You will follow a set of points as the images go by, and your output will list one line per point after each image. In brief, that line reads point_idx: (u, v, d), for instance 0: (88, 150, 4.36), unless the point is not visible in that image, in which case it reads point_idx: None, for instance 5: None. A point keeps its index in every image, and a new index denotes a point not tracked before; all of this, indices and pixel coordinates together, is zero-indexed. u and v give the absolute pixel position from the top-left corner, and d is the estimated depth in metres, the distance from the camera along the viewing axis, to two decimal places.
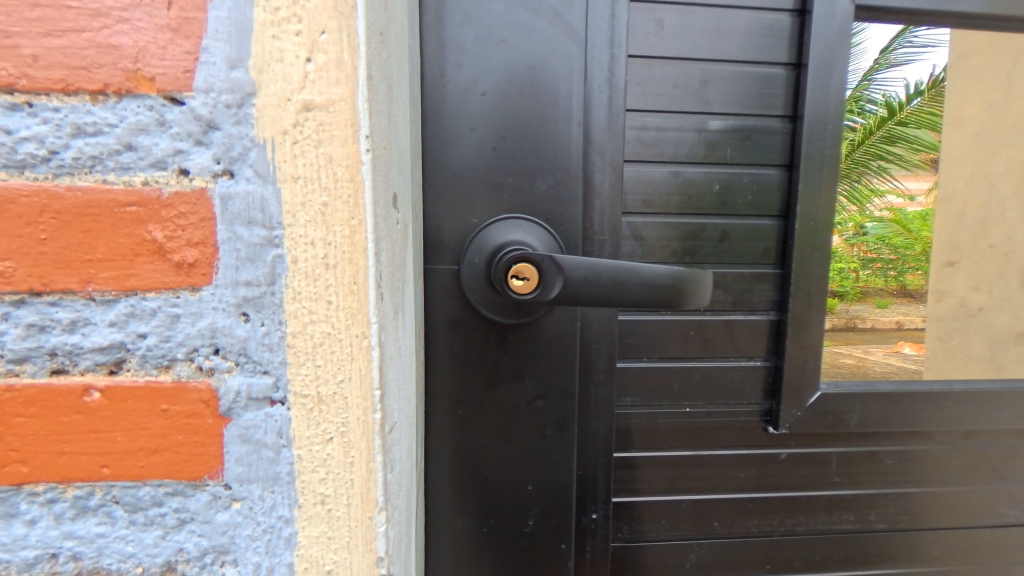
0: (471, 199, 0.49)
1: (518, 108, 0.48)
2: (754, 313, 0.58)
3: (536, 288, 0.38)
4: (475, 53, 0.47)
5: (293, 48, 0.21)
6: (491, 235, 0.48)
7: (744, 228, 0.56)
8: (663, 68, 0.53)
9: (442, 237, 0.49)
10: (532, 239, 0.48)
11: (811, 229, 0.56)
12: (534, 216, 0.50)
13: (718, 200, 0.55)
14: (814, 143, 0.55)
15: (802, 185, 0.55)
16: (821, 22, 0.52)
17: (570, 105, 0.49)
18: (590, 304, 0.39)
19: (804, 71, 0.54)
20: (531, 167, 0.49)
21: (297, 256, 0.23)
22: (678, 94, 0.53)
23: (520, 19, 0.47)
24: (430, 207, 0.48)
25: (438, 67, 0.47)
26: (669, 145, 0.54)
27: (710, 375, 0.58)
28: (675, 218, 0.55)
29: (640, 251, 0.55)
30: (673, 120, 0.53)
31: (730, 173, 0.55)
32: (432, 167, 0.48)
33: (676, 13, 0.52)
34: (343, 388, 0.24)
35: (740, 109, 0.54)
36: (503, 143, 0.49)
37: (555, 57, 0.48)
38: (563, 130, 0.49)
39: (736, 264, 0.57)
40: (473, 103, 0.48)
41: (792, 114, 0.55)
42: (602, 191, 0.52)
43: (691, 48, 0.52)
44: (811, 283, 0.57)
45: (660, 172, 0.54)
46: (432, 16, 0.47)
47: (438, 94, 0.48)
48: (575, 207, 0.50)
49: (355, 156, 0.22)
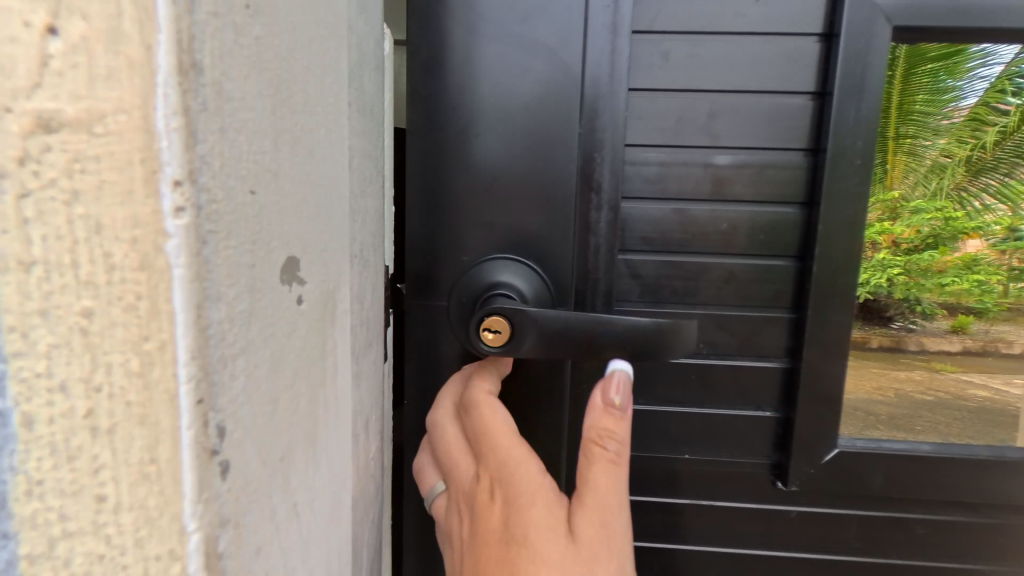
0: (465, 238, 0.50)
1: (513, 147, 0.49)
2: (764, 358, 0.54)
3: (514, 339, 0.39)
4: (472, 95, 0.48)
5: (67, 77, 0.17)
6: (481, 274, 0.49)
7: (747, 269, 0.53)
8: (665, 101, 0.50)
9: (435, 274, 0.51)
10: (516, 287, 0.48)
11: (831, 270, 0.51)
12: (522, 257, 0.50)
13: (722, 239, 0.52)
14: (837, 180, 0.50)
15: (822, 226, 0.51)
16: (841, 54, 0.48)
17: (568, 141, 0.49)
18: (558, 353, 0.40)
19: (832, 99, 0.49)
20: (527, 203, 0.50)
21: (72, 343, 0.18)
22: (685, 130, 0.51)
23: (517, 60, 0.48)
24: (428, 244, 0.50)
25: (429, 114, 0.48)
26: (672, 181, 0.51)
27: (707, 402, 0.55)
28: (672, 256, 0.53)
29: (637, 289, 0.53)
30: (677, 154, 0.51)
31: (738, 211, 0.52)
32: (417, 204, 0.50)
33: (686, 44, 0.49)
34: (138, 508, 0.19)
35: (746, 142, 0.51)
36: (497, 183, 0.49)
37: (550, 95, 0.48)
38: (557, 168, 0.49)
39: (745, 308, 0.53)
40: (468, 145, 0.49)
41: (813, 148, 0.51)
42: (599, 229, 0.51)
43: (699, 77, 0.50)
44: (830, 327, 0.52)
45: (661, 210, 0.52)
46: (430, 59, 0.48)
47: (436, 132, 0.49)
48: (569, 243, 0.51)
49: (153, 217, 0.17)
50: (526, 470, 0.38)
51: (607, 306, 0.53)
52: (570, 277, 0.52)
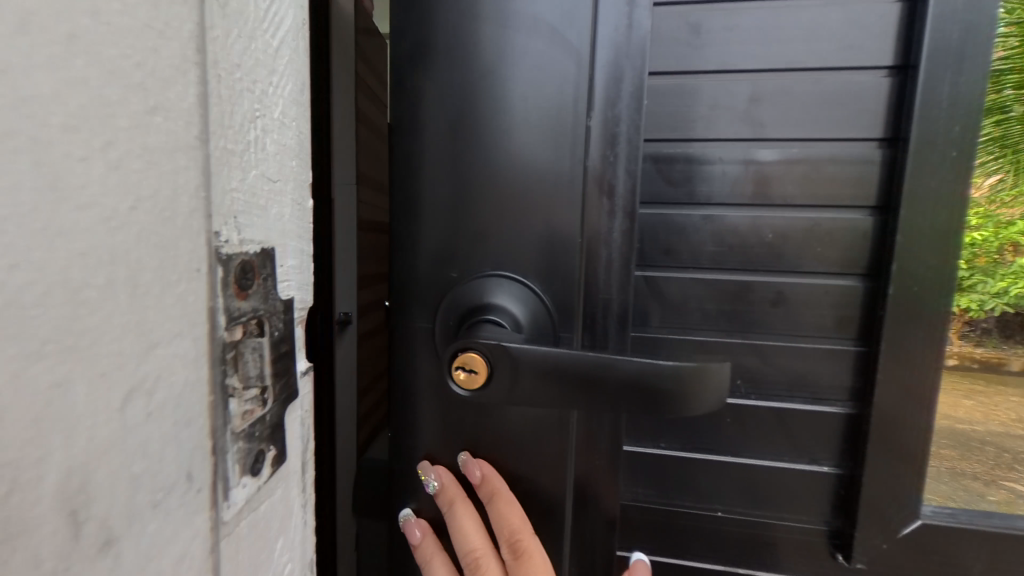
0: (452, 250, 0.43)
1: (507, 145, 0.41)
2: (822, 400, 0.44)
3: (490, 383, 0.32)
4: (459, 85, 0.41)
5: None
6: (468, 293, 0.42)
7: (801, 287, 0.43)
8: (695, 86, 0.42)
9: (419, 292, 0.44)
10: (509, 312, 0.41)
11: (916, 294, 0.40)
12: (522, 274, 0.43)
13: (769, 252, 0.43)
14: (924, 178, 0.39)
15: (903, 236, 0.40)
16: (930, 15, 0.38)
17: (573, 137, 0.41)
18: (544, 402, 0.33)
19: (914, 76, 0.38)
20: (523, 211, 0.42)
21: None
22: (719, 121, 0.42)
23: (511, 42, 0.40)
24: (410, 258, 0.44)
25: (412, 109, 0.42)
26: (703, 182, 0.43)
27: (746, 442, 0.45)
28: (704, 274, 0.44)
29: (659, 312, 0.45)
30: (709, 151, 0.43)
31: (789, 218, 0.42)
32: (398, 211, 0.44)
33: (720, 15, 0.40)
34: None
35: (800, 131, 0.41)
36: (488, 187, 0.42)
37: (551, 81, 0.40)
38: (559, 168, 0.41)
39: (795, 338, 0.43)
40: (455, 143, 0.42)
41: (891, 136, 0.40)
42: (611, 241, 0.43)
43: (739, 54, 0.41)
44: (912, 366, 0.41)
45: (689, 217, 0.44)
46: (411, 46, 0.41)
47: (420, 129, 0.42)
48: (574, 258, 0.43)
49: None
50: (533, 544, 0.43)
51: (622, 333, 0.45)
52: (578, 296, 0.43)
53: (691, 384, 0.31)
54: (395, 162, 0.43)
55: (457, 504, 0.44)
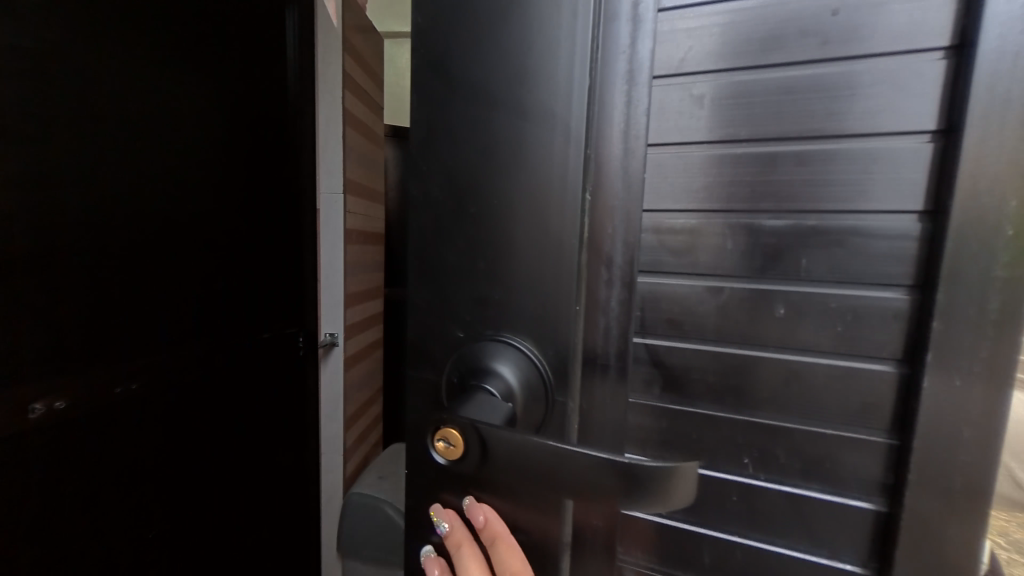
0: (460, 312, 0.49)
1: (508, 220, 0.45)
2: (844, 493, 0.40)
3: (469, 451, 0.43)
4: (465, 167, 0.46)
5: None
6: (475, 353, 0.47)
7: (816, 368, 0.40)
8: (698, 156, 0.41)
9: (432, 346, 0.50)
10: (503, 377, 0.45)
11: (960, 388, 0.36)
12: (521, 342, 0.46)
13: (779, 329, 0.41)
14: (970, 259, 0.35)
15: (941, 321, 0.36)
16: (974, 76, 0.34)
17: (569, 213, 0.44)
18: (515, 469, 0.42)
19: (957, 142, 0.34)
20: (523, 279, 0.46)
21: None
22: (725, 192, 0.41)
23: (511, 128, 0.44)
24: (425, 317, 0.50)
25: (425, 187, 0.48)
26: (708, 253, 0.42)
27: (758, 524, 0.43)
28: (708, 345, 0.43)
29: (660, 380, 0.46)
30: (716, 220, 0.42)
31: (803, 293, 0.40)
32: (415, 275, 0.50)
33: (724, 85, 0.40)
34: None
35: (818, 202, 0.38)
36: (491, 258, 0.47)
37: (554, 167, 0.44)
38: (555, 241, 0.44)
39: (807, 421, 0.41)
40: (462, 217, 0.47)
41: (934, 208, 0.35)
42: (608, 308, 0.45)
43: (745, 124, 0.40)
44: (955, 468, 0.36)
45: (693, 288, 0.43)
46: (425, 133, 0.47)
47: (431, 204, 0.47)
48: (572, 325, 0.45)
49: None
50: None
51: (620, 398, 0.47)
52: (574, 362, 0.47)
53: (652, 489, 0.36)
54: (411, 233, 0.49)
55: (464, 547, 0.47)
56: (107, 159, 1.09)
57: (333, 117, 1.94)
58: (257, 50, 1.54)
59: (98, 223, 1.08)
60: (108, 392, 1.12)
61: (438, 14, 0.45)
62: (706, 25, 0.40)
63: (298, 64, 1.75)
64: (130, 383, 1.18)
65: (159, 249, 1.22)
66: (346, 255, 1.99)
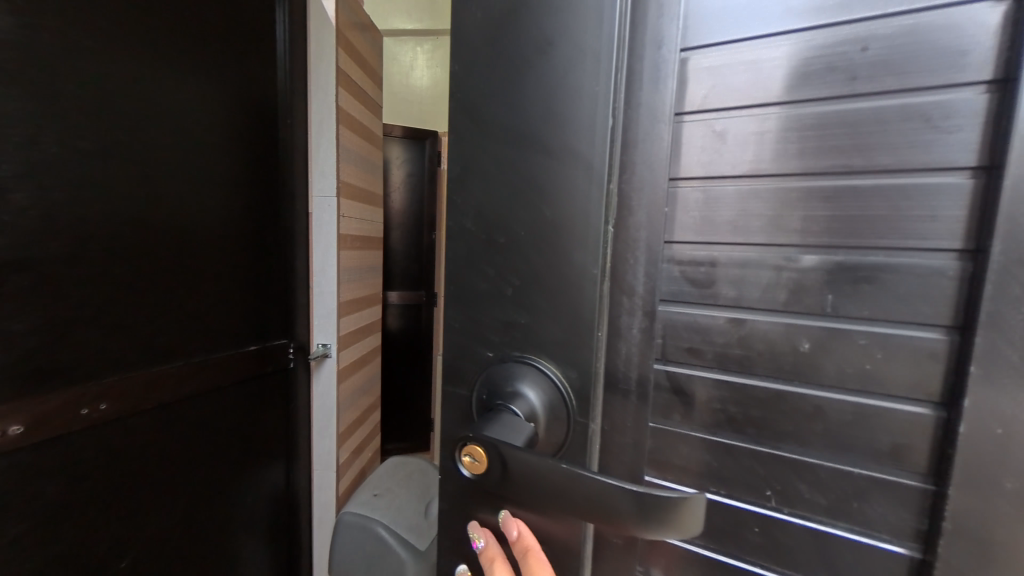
0: (488, 333, 0.54)
1: (534, 251, 0.50)
2: (871, 535, 0.39)
3: (487, 469, 0.46)
4: (497, 203, 0.51)
5: None
6: (501, 375, 0.53)
7: (846, 405, 0.40)
8: (722, 189, 0.43)
9: (464, 365, 0.56)
10: (528, 399, 0.50)
11: (1001, 436, 0.35)
12: (546, 367, 0.51)
13: (802, 363, 0.42)
14: (1007, 302, 0.34)
15: (978, 366, 0.35)
16: (1020, 111, 0.33)
17: (594, 244, 0.47)
18: (529, 491, 0.46)
19: (999, 181, 0.34)
20: (547, 306, 0.50)
21: None
22: (747, 227, 0.43)
23: (538, 168, 0.48)
24: (458, 335, 0.56)
25: (461, 221, 0.53)
26: (730, 286, 0.44)
27: (776, 555, 0.43)
28: (729, 374, 0.45)
29: (681, 407, 0.47)
30: (741, 253, 0.43)
31: (829, 327, 0.40)
32: (451, 297, 0.56)
33: (747, 123, 0.42)
34: None
35: (844, 239, 0.39)
36: (519, 284, 0.51)
37: (575, 202, 0.47)
38: (578, 269, 0.48)
39: (835, 459, 0.40)
40: (495, 247, 0.52)
41: (972, 249, 0.35)
42: (630, 336, 0.48)
43: (770, 161, 0.41)
44: (994, 516, 0.35)
45: (715, 318, 0.45)
46: (460, 172, 0.53)
47: (468, 233, 0.53)
48: (592, 351, 0.49)
49: None
50: None
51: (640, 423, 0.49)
52: (597, 386, 0.50)
53: (661, 517, 0.41)
54: (450, 260, 0.55)
55: (497, 563, 0.51)
56: (71, 167, 1.06)
57: (325, 125, 1.97)
58: (249, 56, 1.56)
59: (55, 234, 1.04)
60: (73, 413, 1.09)
61: (473, 64, 0.51)
62: (772, 63, 0.40)
63: (290, 72, 1.78)
64: (100, 407, 1.15)
65: (125, 263, 1.19)
66: (337, 260, 2.05)
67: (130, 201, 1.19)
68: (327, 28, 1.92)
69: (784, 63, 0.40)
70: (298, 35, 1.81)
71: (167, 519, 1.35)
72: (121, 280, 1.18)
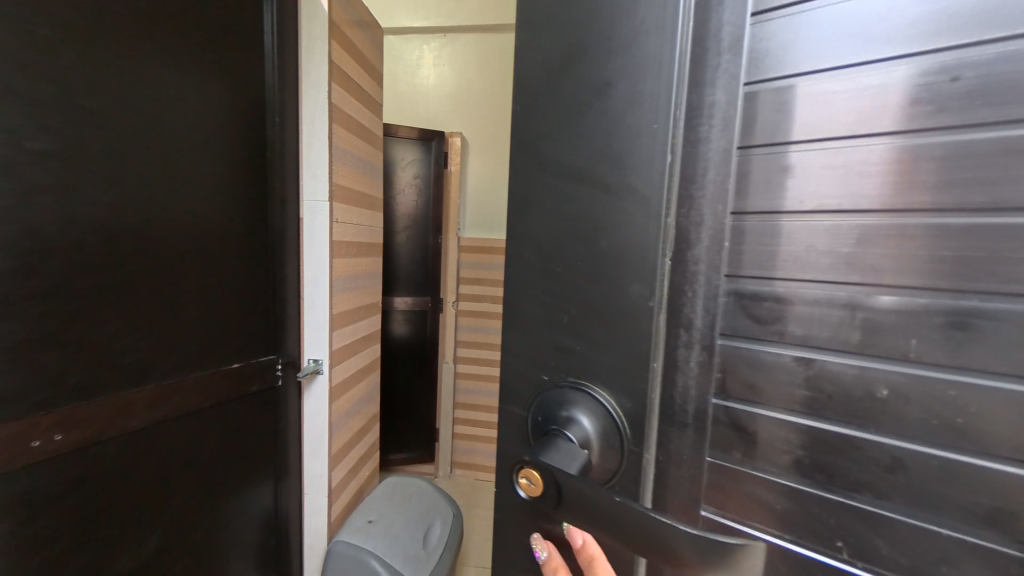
0: (542, 356, 0.57)
1: (591, 280, 0.52)
2: None
3: (544, 493, 0.48)
4: (555, 233, 0.54)
5: None
6: (555, 399, 0.55)
7: (929, 460, 0.37)
8: (787, 224, 0.41)
9: (518, 386, 0.59)
10: (583, 425, 0.52)
11: None
12: (600, 394, 0.52)
13: (877, 412, 0.39)
14: None
15: None
16: None
17: (654, 273, 0.48)
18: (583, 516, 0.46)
19: None
20: (601, 333, 0.52)
21: None
22: (815, 264, 0.41)
23: (596, 200, 0.51)
24: (513, 358, 0.59)
25: (519, 249, 0.57)
26: (796, 323, 0.42)
27: None
28: (793, 416, 0.43)
29: (741, 445, 0.45)
30: (809, 291, 0.41)
31: (908, 375, 0.37)
32: (507, 320, 0.60)
33: (817, 155, 0.39)
34: None
35: (936, 281, 0.36)
36: (574, 310, 0.54)
37: (630, 236, 0.49)
38: (635, 296, 0.49)
39: (917, 516, 0.37)
40: (553, 273, 0.54)
41: None
42: (687, 368, 0.47)
43: (845, 197, 0.38)
44: None
45: (779, 356, 0.43)
46: (519, 205, 0.56)
47: (528, 259, 0.56)
48: (648, 381, 0.49)
49: None
50: None
51: (696, 456, 0.48)
52: (651, 418, 0.50)
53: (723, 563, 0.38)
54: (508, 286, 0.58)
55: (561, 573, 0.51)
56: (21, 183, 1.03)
57: (317, 123, 1.88)
58: (225, 60, 1.51)
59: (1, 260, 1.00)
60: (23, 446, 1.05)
61: (533, 103, 0.55)
62: (886, 90, 0.36)
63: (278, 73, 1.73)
64: (55, 438, 1.11)
65: (82, 286, 1.15)
66: (332, 268, 1.97)
67: (88, 221, 1.16)
68: (322, 23, 1.83)
69: (901, 89, 0.35)
70: (286, 32, 1.75)
71: (138, 548, 1.32)
72: (80, 303, 1.15)
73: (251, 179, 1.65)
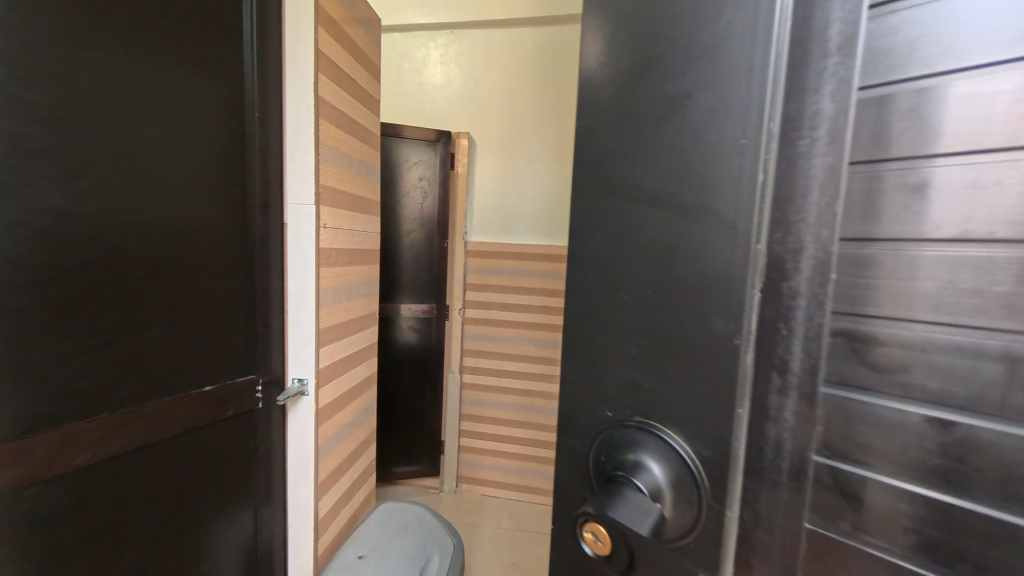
0: (606, 388, 0.53)
1: (663, 310, 0.47)
2: None
3: (612, 551, 0.46)
4: (625, 258, 0.50)
5: None
6: (621, 440, 0.51)
7: None
8: (914, 256, 0.34)
9: (579, 418, 0.56)
10: (653, 473, 0.47)
11: None
12: (673, 438, 0.47)
13: None
14: None
15: None
16: None
17: (739, 311, 0.42)
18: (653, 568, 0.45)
19: None
20: (674, 369, 0.47)
21: None
22: (954, 303, 0.33)
23: (669, 224, 0.46)
24: (577, 387, 0.56)
25: (584, 274, 0.54)
26: (926, 374, 0.34)
27: None
28: (921, 489, 0.34)
29: (852, 512, 0.37)
30: (947, 337, 0.33)
31: None
32: (568, 346, 0.57)
33: (959, 172, 0.32)
34: None
35: None
36: (644, 341, 0.49)
37: (711, 265, 0.44)
38: (717, 334, 0.43)
39: None
40: (622, 302, 0.51)
41: None
42: (783, 418, 0.40)
43: (1002, 223, 0.31)
44: None
45: (900, 413, 0.35)
46: (582, 228, 0.54)
47: (595, 284, 0.53)
48: (731, 430, 0.43)
49: None
50: None
51: (791, 521, 0.40)
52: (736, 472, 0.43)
53: None
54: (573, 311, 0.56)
55: None
56: None
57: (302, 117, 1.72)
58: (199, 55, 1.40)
59: None
60: None
61: (599, 121, 0.52)
62: None
63: (261, 67, 1.61)
64: None
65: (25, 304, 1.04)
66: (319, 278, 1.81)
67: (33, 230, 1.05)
68: (309, 7, 1.67)
69: None
70: (268, 19, 1.61)
71: None
72: (22, 324, 1.03)
73: (227, 184, 1.53)
